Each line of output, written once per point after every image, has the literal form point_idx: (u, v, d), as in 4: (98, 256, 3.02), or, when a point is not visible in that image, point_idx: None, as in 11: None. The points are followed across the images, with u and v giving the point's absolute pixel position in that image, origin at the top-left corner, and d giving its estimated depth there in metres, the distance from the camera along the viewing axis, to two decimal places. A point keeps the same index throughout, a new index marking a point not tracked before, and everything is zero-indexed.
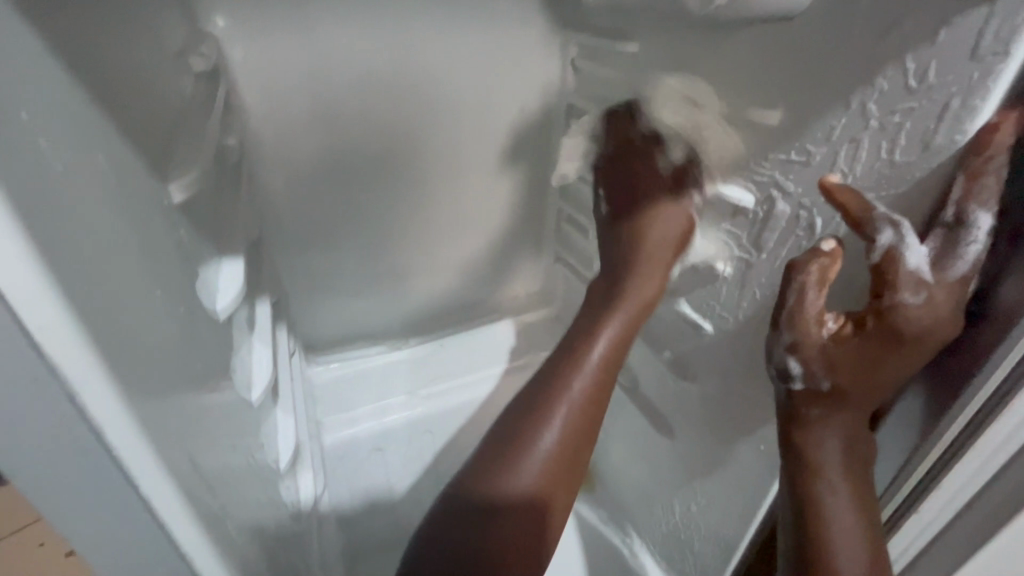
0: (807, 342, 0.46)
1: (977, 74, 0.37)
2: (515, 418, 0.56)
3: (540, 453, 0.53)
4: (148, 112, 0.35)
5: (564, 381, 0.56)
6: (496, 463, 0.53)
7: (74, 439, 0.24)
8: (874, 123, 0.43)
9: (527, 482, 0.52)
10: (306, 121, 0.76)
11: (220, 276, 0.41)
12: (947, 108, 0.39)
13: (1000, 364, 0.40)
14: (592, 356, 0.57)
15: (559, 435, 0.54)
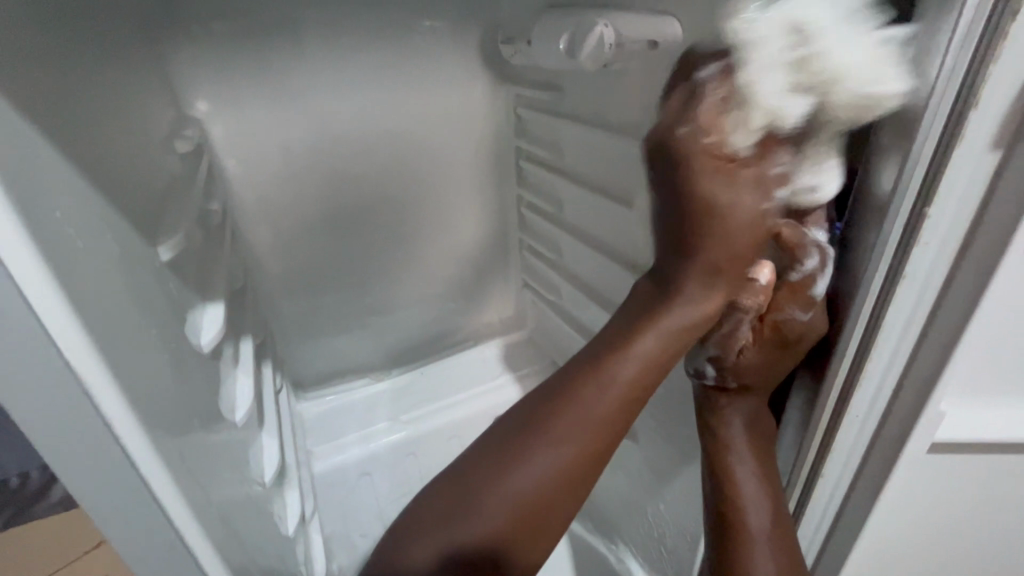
0: (723, 354, 0.52)
1: None
2: (529, 426, 0.48)
3: (544, 462, 0.46)
4: (142, 192, 0.44)
5: (589, 384, 0.47)
6: (483, 476, 0.47)
7: (103, 439, 0.32)
8: None
9: (515, 507, 0.46)
10: (283, 182, 0.87)
11: (202, 315, 0.49)
12: None
13: (850, 338, 0.47)
14: (627, 364, 0.47)
15: (565, 458, 0.47)
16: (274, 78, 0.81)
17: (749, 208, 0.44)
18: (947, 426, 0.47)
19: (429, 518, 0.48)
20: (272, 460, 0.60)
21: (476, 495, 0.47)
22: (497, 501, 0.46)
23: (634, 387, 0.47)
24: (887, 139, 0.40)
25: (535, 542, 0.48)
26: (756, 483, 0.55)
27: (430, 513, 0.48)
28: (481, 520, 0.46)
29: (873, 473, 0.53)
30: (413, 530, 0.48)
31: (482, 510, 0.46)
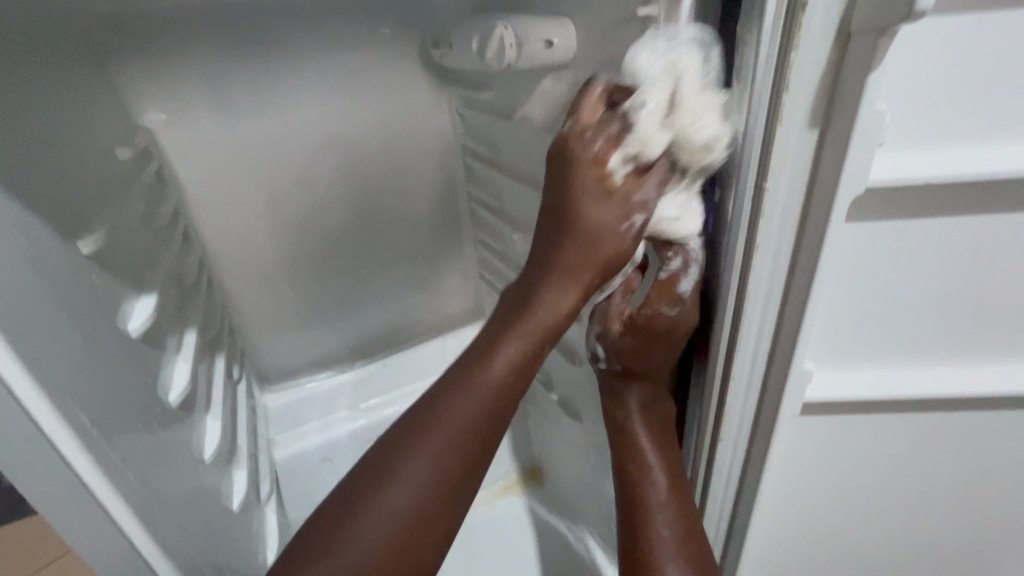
0: (605, 333, 0.55)
1: None
2: (389, 448, 0.47)
3: (403, 487, 0.45)
4: (70, 192, 0.48)
5: (456, 395, 0.48)
6: (352, 497, 0.46)
7: (13, 406, 0.37)
8: None
9: (379, 532, 0.44)
10: (235, 185, 0.92)
11: (133, 306, 0.54)
12: None
13: (721, 313, 0.51)
14: (488, 378, 0.48)
15: (426, 481, 0.46)
16: (223, 87, 0.85)
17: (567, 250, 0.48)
18: (815, 383, 0.53)
19: (308, 546, 0.45)
20: (213, 441, 0.65)
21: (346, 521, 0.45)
22: (364, 524, 0.45)
23: (503, 388, 0.48)
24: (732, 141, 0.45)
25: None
26: (655, 462, 0.60)
27: (308, 539, 0.45)
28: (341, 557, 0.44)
29: (761, 437, 0.58)
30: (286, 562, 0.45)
31: (355, 527, 0.44)
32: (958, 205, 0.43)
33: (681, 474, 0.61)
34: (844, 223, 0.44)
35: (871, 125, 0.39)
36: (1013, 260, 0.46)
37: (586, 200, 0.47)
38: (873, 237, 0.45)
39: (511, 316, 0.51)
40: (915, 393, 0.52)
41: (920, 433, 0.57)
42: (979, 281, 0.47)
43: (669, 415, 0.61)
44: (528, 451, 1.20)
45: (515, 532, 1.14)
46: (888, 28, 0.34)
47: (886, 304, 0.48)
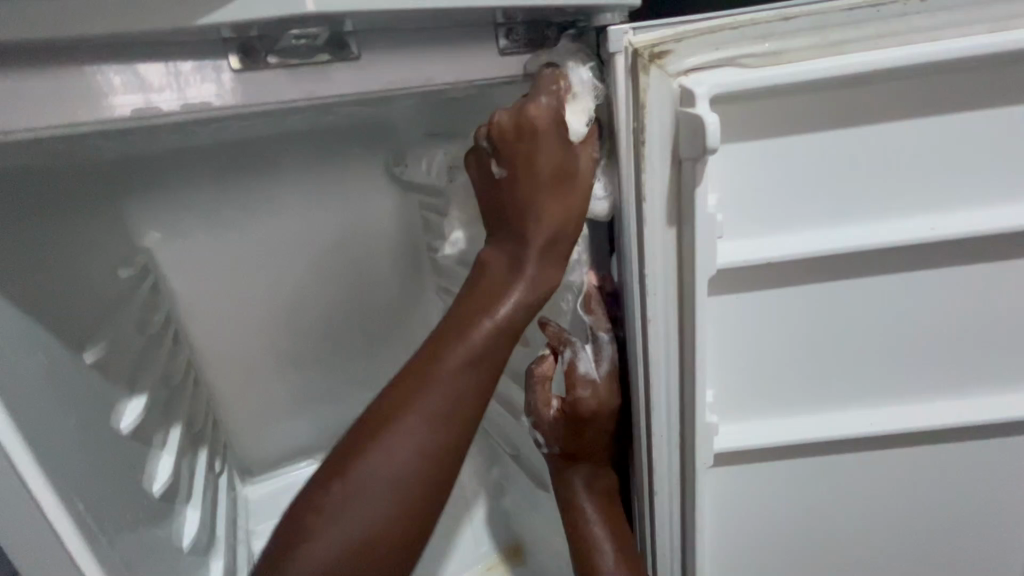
0: (540, 420, 0.68)
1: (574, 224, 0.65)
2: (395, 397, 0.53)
3: (418, 422, 0.51)
4: (77, 314, 0.58)
5: (445, 351, 0.54)
6: (350, 455, 0.51)
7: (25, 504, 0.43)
8: None
9: (394, 467, 0.50)
10: (224, 290, 1.02)
11: (126, 406, 0.62)
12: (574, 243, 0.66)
13: (637, 385, 0.60)
14: (482, 329, 0.54)
15: (376, 505, 0.49)
16: (213, 208, 0.97)
17: (554, 202, 0.55)
18: (722, 433, 0.61)
19: (307, 513, 0.49)
20: (191, 529, 0.70)
21: (350, 485, 0.49)
22: (341, 516, 0.49)
23: (485, 351, 0.54)
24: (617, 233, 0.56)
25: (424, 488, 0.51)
26: (605, 534, 0.68)
27: (303, 517, 0.49)
28: (363, 500, 0.49)
29: (688, 489, 0.64)
30: (287, 544, 0.49)
31: (365, 477, 0.50)
32: (800, 276, 0.54)
33: (628, 539, 0.69)
34: (711, 296, 0.54)
35: (705, 224, 0.50)
36: (858, 317, 0.56)
37: (540, 147, 0.54)
38: (738, 306, 0.55)
39: (465, 304, 0.57)
40: (809, 437, 0.60)
41: (826, 474, 0.64)
42: (834, 337, 0.57)
43: (611, 488, 0.72)
44: (507, 528, 1.23)
45: None
46: (702, 159, 0.47)
47: (765, 361, 0.58)
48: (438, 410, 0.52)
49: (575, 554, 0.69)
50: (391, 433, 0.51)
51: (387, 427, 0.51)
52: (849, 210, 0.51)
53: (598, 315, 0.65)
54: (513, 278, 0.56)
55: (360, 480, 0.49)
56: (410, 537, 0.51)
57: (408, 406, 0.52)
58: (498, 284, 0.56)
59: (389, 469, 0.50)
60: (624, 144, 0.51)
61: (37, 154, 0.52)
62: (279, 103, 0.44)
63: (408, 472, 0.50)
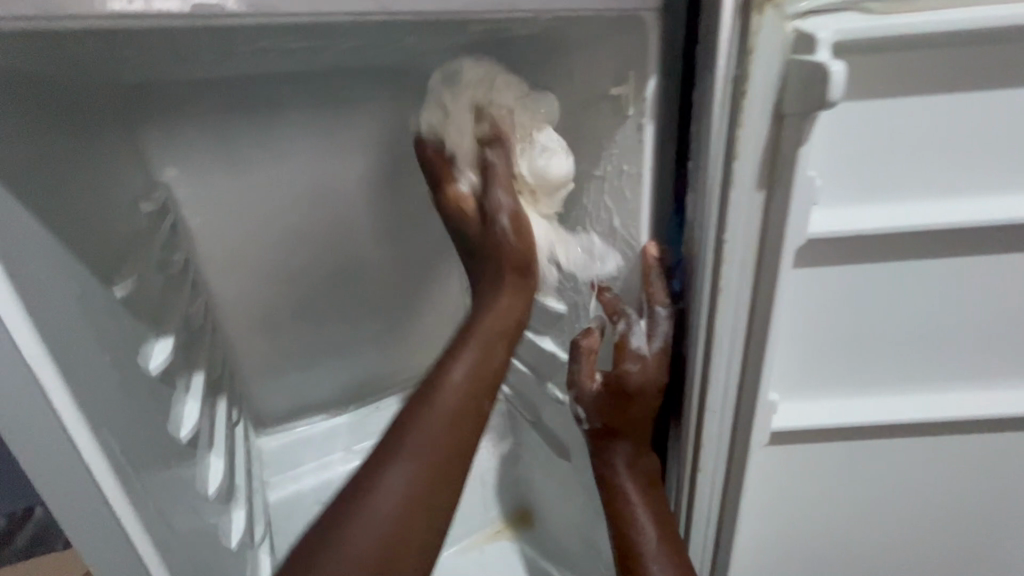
0: (582, 393, 0.66)
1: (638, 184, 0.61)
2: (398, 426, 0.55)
3: (407, 458, 0.53)
4: (104, 243, 0.53)
5: (431, 398, 0.56)
6: (346, 497, 0.51)
7: (57, 439, 0.40)
8: (613, 223, 0.67)
9: (392, 496, 0.50)
10: (243, 235, 0.97)
11: (153, 346, 0.58)
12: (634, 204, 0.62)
13: (695, 358, 0.58)
14: (456, 373, 0.58)
15: (376, 535, 0.49)
16: (234, 145, 0.91)
17: (515, 282, 0.64)
18: (781, 412, 0.58)
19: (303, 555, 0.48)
20: (217, 478, 0.68)
21: (349, 518, 0.49)
22: (343, 547, 0.48)
23: (470, 390, 0.58)
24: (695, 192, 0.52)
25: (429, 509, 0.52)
26: (646, 513, 0.67)
27: (302, 555, 0.48)
28: (356, 539, 0.48)
29: (736, 466, 0.62)
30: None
31: (374, 496, 0.50)
32: (891, 252, 0.50)
33: (670, 519, 0.68)
34: (794, 267, 0.51)
35: (805, 188, 0.46)
36: (941, 300, 0.53)
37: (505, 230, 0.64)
38: (819, 281, 0.52)
39: (448, 354, 0.60)
40: (870, 421, 0.58)
41: (877, 460, 0.62)
42: (913, 319, 0.54)
43: (654, 468, 0.70)
44: (517, 493, 1.23)
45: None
46: (813, 114, 0.43)
47: (837, 340, 0.55)
48: (433, 446, 0.54)
49: (616, 531, 0.69)
50: (384, 467, 0.52)
51: (377, 465, 0.52)
52: (956, 182, 0.47)
53: (657, 286, 0.62)
54: (477, 337, 0.60)
55: (360, 512, 0.49)
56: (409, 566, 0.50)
57: (401, 439, 0.54)
58: (478, 342, 0.60)
59: (382, 499, 0.50)
60: (719, 91, 0.46)
61: (63, 57, 0.46)
62: (352, 14, 0.39)
63: (403, 500, 0.51)
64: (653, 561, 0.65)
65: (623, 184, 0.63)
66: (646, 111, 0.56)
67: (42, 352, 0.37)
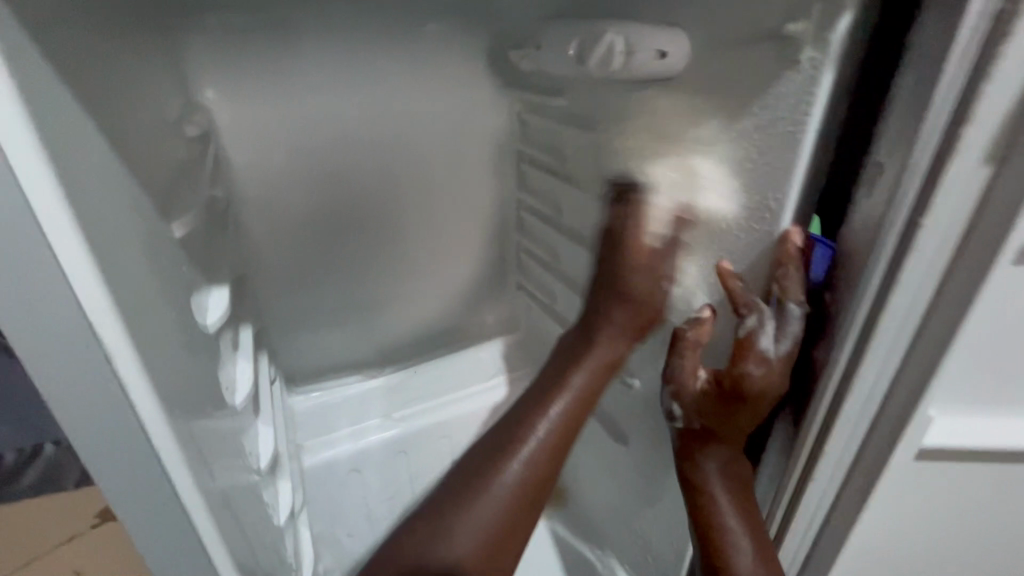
0: (683, 390, 0.60)
1: (789, 146, 0.50)
2: (484, 450, 0.63)
3: (518, 462, 0.61)
4: (153, 166, 0.43)
5: (542, 408, 0.63)
6: (472, 481, 0.62)
7: None
8: (737, 190, 0.57)
9: (503, 491, 0.61)
10: (286, 173, 0.87)
11: (206, 296, 0.49)
12: (774, 171, 0.52)
13: (839, 356, 0.50)
14: (571, 386, 0.64)
15: (488, 522, 0.60)
16: (283, 67, 0.80)
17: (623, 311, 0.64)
18: (935, 427, 0.51)
19: (439, 517, 0.61)
20: (266, 447, 0.60)
21: (471, 499, 0.60)
22: (463, 523, 0.59)
23: (576, 411, 0.64)
24: (886, 165, 0.44)
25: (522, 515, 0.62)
26: (739, 527, 0.60)
27: (440, 521, 0.60)
28: (471, 521, 0.60)
29: (858, 478, 0.55)
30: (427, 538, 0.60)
31: (485, 493, 0.61)
32: None
33: (763, 537, 0.60)
34: (1004, 262, 0.42)
35: None
36: None
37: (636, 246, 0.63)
38: None
39: (564, 365, 0.66)
40: None
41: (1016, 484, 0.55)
42: None
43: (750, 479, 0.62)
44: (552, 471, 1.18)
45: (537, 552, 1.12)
46: None
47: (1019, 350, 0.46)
48: (539, 455, 0.62)
49: (705, 544, 0.62)
50: (499, 469, 0.61)
51: (496, 464, 0.62)
52: None
53: (795, 279, 0.53)
54: (590, 361, 0.65)
55: (484, 502, 0.60)
56: (506, 546, 0.61)
57: (517, 444, 0.62)
58: (588, 366, 0.65)
59: (495, 495, 0.60)
60: (966, 27, 0.36)
61: None
62: None
63: (508, 497, 0.61)
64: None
65: (771, 150, 0.52)
66: (828, 55, 0.45)
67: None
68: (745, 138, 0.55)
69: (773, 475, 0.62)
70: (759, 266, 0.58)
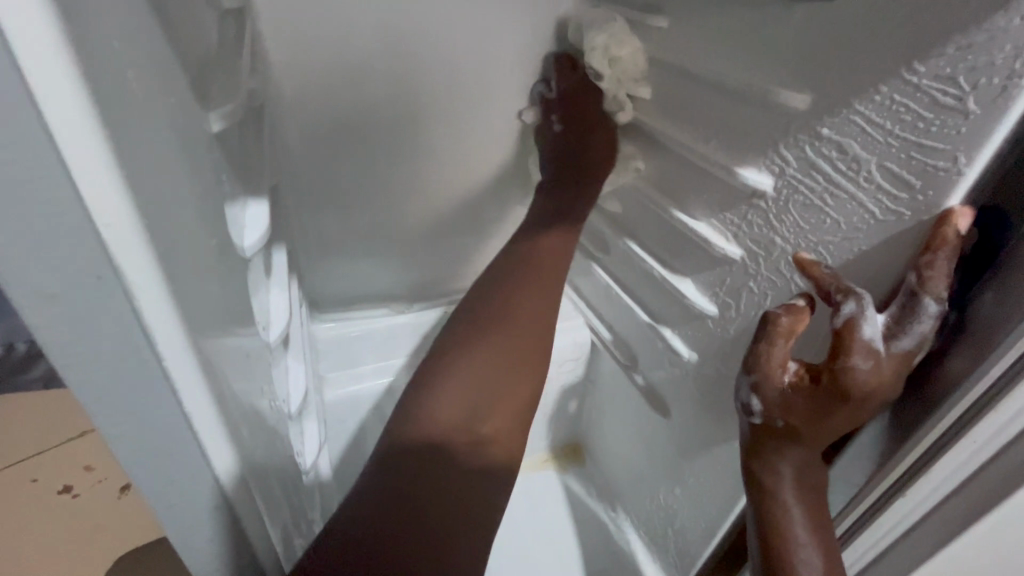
0: (766, 384, 0.52)
1: (991, 105, 0.39)
2: (438, 353, 0.70)
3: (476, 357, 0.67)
4: (186, 35, 0.33)
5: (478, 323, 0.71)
6: (429, 376, 0.66)
7: None
8: (889, 152, 0.46)
9: (467, 377, 0.66)
10: (325, 77, 0.74)
11: (244, 212, 0.40)
12: (956, 133, 0.41)
13: (989, 368, 0.43)
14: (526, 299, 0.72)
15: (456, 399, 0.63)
16: None
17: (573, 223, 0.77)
18: None
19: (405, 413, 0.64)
20: (297, 385, 0.54)
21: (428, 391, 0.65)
22: (438, 408, 0.63)
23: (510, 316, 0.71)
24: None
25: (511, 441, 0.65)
26: (806, 533, 0.54)
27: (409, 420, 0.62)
28: (446, 396, 0.64)
29: (959, 508, 0.49)
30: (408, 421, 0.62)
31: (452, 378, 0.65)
32: None
33: (830, 544, 0.55)
34: None
35: None
36: None
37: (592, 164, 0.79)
38: None
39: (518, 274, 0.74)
40: None
41: None
42: None
43: (822, 480, 0.56)
44: (572, 428, 1.15)
45: (549, 506, 1.11)
46: None
47: None
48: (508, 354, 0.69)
49: (763, 548, 0.56)
50: (464, 355, 0.67)
51: (454, 359, 0.67)
52: None
53: (940, 268, 0.43)
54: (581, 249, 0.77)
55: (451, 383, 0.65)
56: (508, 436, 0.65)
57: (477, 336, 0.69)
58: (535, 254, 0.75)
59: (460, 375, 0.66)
60: None
61: None
62: None
63: (487, 382, 0.66)
64: None
65: (964, 107, 0.40)
66: None
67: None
68: (922, 87, 0.42)
69: (851, 483, 0.55)
70: (892, 251, 0.48)
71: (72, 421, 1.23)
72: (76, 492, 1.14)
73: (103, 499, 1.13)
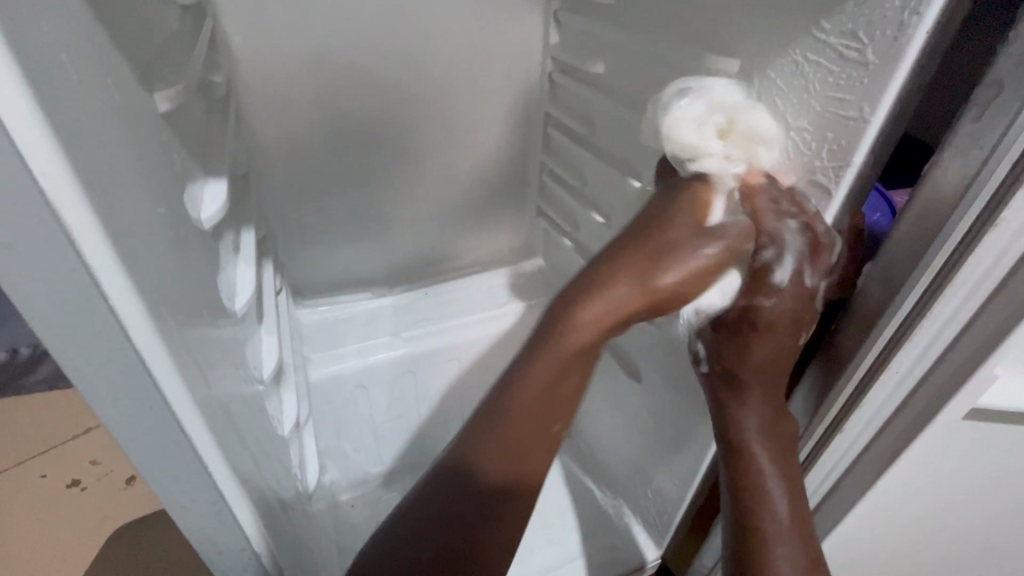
0: (700, 329, 0.56)
1: (886, 55, 0.41)
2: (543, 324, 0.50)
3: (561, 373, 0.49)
4: (136, 26, 0.37)
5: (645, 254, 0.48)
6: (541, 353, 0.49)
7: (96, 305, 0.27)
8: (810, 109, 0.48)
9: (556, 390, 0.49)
10: (297, 70, 0.79)
11: (202, 188, 0.44)
12: (862, 85, 0.44)
13: (908, 302, 0.45)
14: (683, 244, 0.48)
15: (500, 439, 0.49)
16: None
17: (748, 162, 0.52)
18: (1005, 388, 0.46)
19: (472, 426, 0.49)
20: (270, 357, 0.58)
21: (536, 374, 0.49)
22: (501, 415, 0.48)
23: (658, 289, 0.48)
24: (1007, 83, 0.36)
25: (515, 469, 0.50)
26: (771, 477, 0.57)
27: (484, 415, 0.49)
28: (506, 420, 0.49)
29: (895, 435, 0.52)
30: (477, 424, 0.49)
31: (505, 415, 0.49)
32: None
33: (794, 481, 0.57)
34: None
35: None
36: None
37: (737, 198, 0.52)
38: None
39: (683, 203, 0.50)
40: None
41: None
42: None
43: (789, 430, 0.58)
44: None
45: None
46: None
47: None
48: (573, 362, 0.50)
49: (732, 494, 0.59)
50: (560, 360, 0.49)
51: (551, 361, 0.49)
52: None
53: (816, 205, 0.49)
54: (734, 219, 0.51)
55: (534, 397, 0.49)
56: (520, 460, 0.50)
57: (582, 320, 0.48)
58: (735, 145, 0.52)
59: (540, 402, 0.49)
60: None
61: None
62: None
63: (531, 409, 0.49)
64: (777, 542, 0.55)
65: (864, 58, 0.43)
66: None
67: (58, 164, 0.23)
68: (830, 44, 0.45)
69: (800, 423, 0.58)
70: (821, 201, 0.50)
71: (76, 420, 1.27)
72: (85, 485, 1.19)
73: (109, 489, 1.18)
